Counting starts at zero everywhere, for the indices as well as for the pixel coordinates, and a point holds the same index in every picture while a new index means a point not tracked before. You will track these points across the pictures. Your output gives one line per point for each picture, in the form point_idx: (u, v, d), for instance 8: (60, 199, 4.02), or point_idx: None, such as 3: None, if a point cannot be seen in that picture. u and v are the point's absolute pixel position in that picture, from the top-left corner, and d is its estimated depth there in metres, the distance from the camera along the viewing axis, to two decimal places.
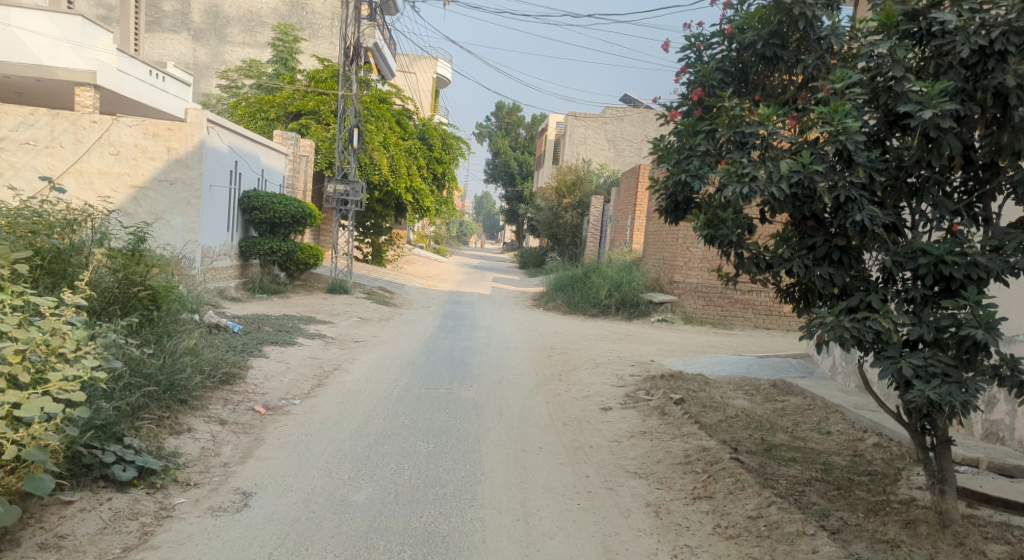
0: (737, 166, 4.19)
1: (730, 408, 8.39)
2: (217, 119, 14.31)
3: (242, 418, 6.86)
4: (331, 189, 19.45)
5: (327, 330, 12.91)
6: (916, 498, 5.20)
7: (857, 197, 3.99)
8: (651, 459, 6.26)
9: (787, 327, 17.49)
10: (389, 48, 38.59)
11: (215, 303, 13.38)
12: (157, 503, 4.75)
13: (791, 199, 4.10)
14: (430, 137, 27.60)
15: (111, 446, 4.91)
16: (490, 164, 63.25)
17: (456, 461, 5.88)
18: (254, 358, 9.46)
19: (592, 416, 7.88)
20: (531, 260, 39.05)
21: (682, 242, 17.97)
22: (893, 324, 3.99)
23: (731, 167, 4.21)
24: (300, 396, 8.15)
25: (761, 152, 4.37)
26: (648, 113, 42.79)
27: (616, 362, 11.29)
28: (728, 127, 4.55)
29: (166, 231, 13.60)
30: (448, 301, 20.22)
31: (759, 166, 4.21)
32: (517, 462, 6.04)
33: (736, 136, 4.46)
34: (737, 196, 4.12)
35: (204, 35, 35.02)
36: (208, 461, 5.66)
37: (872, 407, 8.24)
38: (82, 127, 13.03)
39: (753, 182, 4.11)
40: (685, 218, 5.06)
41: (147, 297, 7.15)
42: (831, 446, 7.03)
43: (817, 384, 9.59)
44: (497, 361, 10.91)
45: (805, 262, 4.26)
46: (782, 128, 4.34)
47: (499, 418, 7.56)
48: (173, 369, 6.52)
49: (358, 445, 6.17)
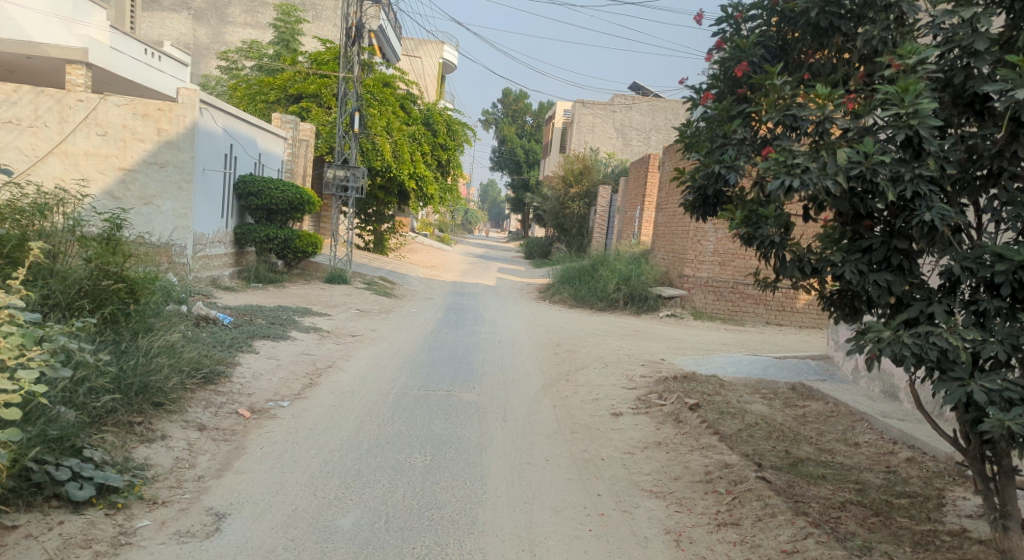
0: (786, 155, 3.72)
1: (749, 414, 7.83)
2: (210, 99, 13.80)
3: (224, 424, 6.33)
4: (330, 175, 18.87)
5: (323, 323, 12.40)
6: (967, 529, 4.64)
7: (926, 191, 3.47)
8: (668, 475, 5.71)
9: (801, 323, 16.85)
10: (393, 31, 37.94)
11: (206, 293, 12.88)
12: (117, 527, 4.23)
13: (848, 195, 3.60)
14: (434, 123, 27.02)
15: (67, 461, 4.41)
16: (496, 151, 62.62)
17: (455, 478, 5.35)
18: (242, 353, 8.95)
19: (602, 424, 7.35)
20: (536, 250, 38.52)
21: (693, 235, 17.44)
22: (961, 341, 3.45)
23: (779, 157, 3.73)
24: (289, 397, 7.61)
25: (814, 139, 3.84)
26: (657, 102, 42.12)
27: (626, 362, 10.74)
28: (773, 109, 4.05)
29: (155, 216, 13.25)
30: (451, 292, 19.71)
31: (812, 155, 3.71)
32: (522, 478, 5.50)
33: (786, 119, 3.94)
34: (785, 190, 3.62)
35: (204, 15, 34.39)
36: (181, 474, 5.13)
37: (902, 415, 7.68)
38: (68, 106, 12.80)
39: (805, 175, 3.62)
40: (714, 214, 4.58)
41: (123, 290, 6.65)
42: (862, 459, 6.33)
43: (839, 388, 9.03)
44: (501, 360, 10.38)
45: (858, 267, 3.72)
46: (840, 112, 3.81)
47: (503, 425, 7.03)
48: (148, 369, 6.01)
49: (348, 457, 5.64)
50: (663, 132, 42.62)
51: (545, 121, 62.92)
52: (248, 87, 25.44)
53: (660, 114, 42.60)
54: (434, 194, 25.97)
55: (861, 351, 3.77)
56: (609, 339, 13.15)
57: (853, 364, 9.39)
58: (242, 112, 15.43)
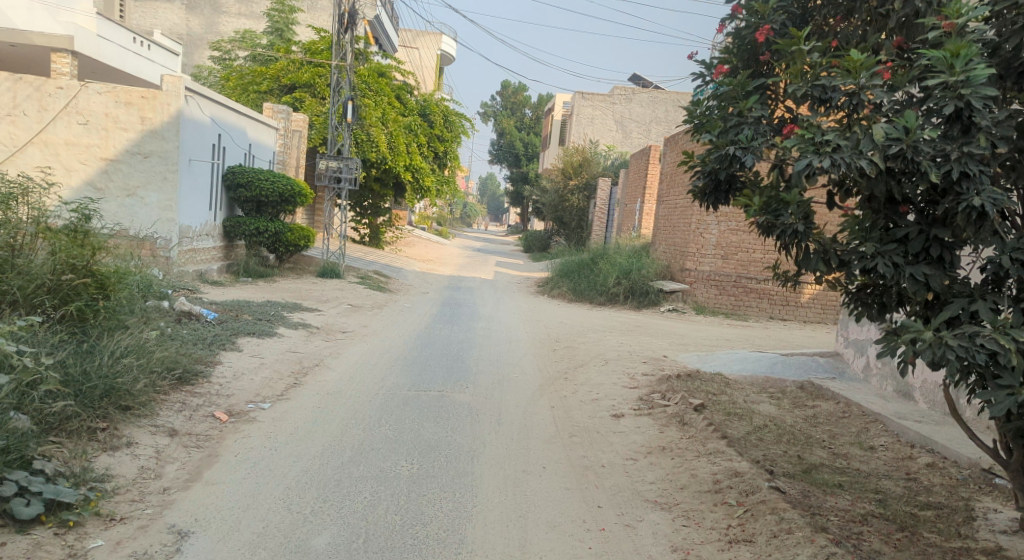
0: (813, 134, 3.50)
1: (756, 415, 7.42)
2: (197, 87, 13.38)
3: (197, 428, 5.91)
4: (322, 166, 18.42)
5: (312, 319, 11.98)
6: (1003, 548, 4.23)
7: (977, 172, 3.18)
8: (673, 484, 5.29)
9: (804, 318, 16.58)
10: (390, 21, 37.44)
11: (191, 288, 12.47)
12: (66, 549, 3.82)
13: (885, 175, 3.33)
14: (431, 113, 26.57)
15: (14, 474, 4.01)
16: (495, 144, 62.13)
17: (444, 489, 4.94)
18: (224, 352, 8.55)
19: (603, 426, 6.95)
20: (534, 244, 38.09)
21: (695, 227, 17.04)
22: (1013, 343, 3.05)
23: (806, 135, 3.51)
24: (271, 398, 7.17)
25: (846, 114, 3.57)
26: (658, 94, 41.64)
27: (626, 359, 10.34)
28: (800, 81, 3.80)
29: (139, 208, 12.84)
30: (447, 286, 19.30)
31: (844, 132, 3.46)
32: (516, 488, 5.09)
33: (814, 92, 3.69)
34: (813, 171, 3.37)
35: (198, 5, 33.90)
36: (145, 486, 4.72)
37: (918, 416, 7.27)
38: (47, 94, 12.42)
39: (835, 155, 3.39)
40: (728, 199, 4.20)
41: (88, 285, 6.30)
42: (879, 465, 5.91)
43: (851, 387, 8.63)
44: (496, 358, 9.97)
45: (894, 259, 3.35)
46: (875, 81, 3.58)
47: (498, 428, 6.63)
48: (114, 370, 5.61)
49: (328, 466, 5.23)
50: (663, 124, 42.15)
51: (544, 114, 62.42)
52: (241, 77, 24.98)
53: (660, 106, 42.14)
54: (430, 186, 25.54)
55: (893, 356, 3.33)
56: (609, 335, 12.74)
57: (863, 361, 8.96)
58: (230, 101, 14.98)
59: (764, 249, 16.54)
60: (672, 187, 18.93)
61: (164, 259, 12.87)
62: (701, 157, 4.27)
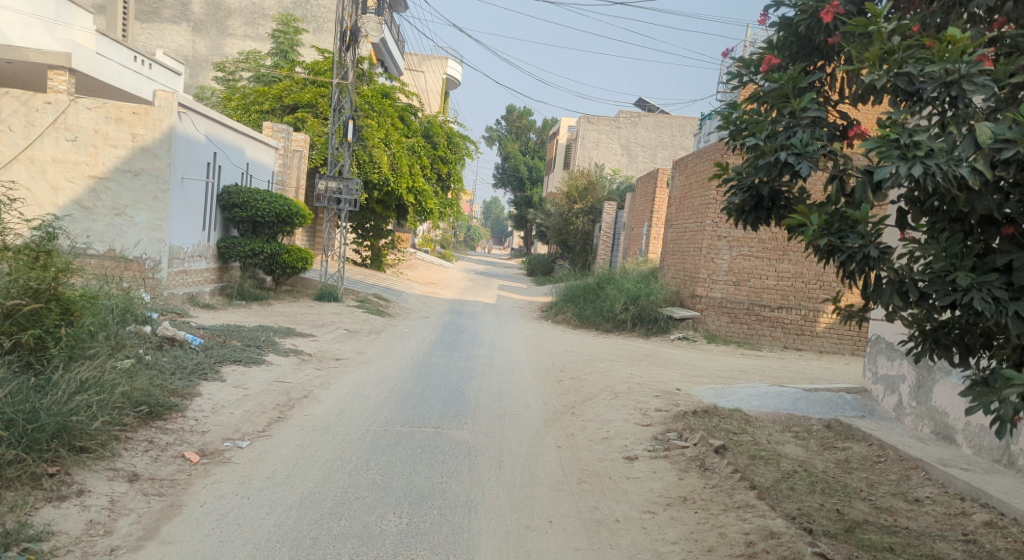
0: (897, 131, 3.40)
1: (784, 459, 6.77)
2: (190, 102, 12.84)
3: (163, 472, 5.26)
4: (321, 186, 17.86)
5: (306, 345, 11.37)
6: None
7: None
8: (699, 546, 4.64)
9: (821, 348, 15.96)
10: (396, 44, 37.15)
11: (179, 312, 11.86)
12: None
13: (987, 190, 3.23)
14: (435, 135, 26.12)
15: None
16: (499, 168, 61.79)
17: (437, 550, 4.31)
18: (204, 383, 7.91)
19: (615, 471, 6.27)
20: (539, 268, 37.50)
21: (706, 252, 16.44)
22: None
23: (889, 132, 3.42)
24: (251, 435, 6.52)
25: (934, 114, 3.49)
26: (664, 118, 41.29)
27: (638, 392, 9.67)
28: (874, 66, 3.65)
29: (128, 228, 12.23)
30: (449, 311, 18.66)
31: (937, 135, 3.38)
32: (518, 548, 4.44)
33: (900, 81, 3.53)
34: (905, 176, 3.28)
35: (203, 26, 33.66)
36: (90, 545, 4.08)
37: (963, 463, 6.61)
38: (34, 109, 11.89)
39: (926, 159, 3.28)
40: (768, 218, 4.11)
41: (44, 312, 5.73)
42: (930, 522, 5.27)
43: (883, 427, 7.98)
44: (498, 389, 9.33)
45: (991, 295, 3.14)
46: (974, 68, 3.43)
47: (499, 472, 5.99)
48: (67, 407, 5.00)
49: (305, 520, 4.59)
50: (669, 148, 41.77)
51: (549, 138, 62.20)
52: (242, 96, 24.53)
53: (667, 130, 41.76)
54: (433, 209, 25.03)
55: (988, 411, 3.08)
56: (618, 365, 12.06)
57: (895, 400, 8.32)
58: (225, 118, 14.46)
59: (778, 275, 15.93)
60: (682, 211, 18.38)
61: (153, 281, 12.30)
62: (742, 170, 4.13)
